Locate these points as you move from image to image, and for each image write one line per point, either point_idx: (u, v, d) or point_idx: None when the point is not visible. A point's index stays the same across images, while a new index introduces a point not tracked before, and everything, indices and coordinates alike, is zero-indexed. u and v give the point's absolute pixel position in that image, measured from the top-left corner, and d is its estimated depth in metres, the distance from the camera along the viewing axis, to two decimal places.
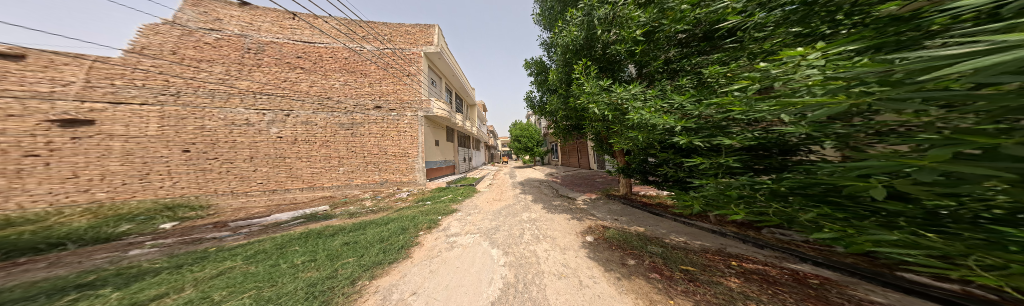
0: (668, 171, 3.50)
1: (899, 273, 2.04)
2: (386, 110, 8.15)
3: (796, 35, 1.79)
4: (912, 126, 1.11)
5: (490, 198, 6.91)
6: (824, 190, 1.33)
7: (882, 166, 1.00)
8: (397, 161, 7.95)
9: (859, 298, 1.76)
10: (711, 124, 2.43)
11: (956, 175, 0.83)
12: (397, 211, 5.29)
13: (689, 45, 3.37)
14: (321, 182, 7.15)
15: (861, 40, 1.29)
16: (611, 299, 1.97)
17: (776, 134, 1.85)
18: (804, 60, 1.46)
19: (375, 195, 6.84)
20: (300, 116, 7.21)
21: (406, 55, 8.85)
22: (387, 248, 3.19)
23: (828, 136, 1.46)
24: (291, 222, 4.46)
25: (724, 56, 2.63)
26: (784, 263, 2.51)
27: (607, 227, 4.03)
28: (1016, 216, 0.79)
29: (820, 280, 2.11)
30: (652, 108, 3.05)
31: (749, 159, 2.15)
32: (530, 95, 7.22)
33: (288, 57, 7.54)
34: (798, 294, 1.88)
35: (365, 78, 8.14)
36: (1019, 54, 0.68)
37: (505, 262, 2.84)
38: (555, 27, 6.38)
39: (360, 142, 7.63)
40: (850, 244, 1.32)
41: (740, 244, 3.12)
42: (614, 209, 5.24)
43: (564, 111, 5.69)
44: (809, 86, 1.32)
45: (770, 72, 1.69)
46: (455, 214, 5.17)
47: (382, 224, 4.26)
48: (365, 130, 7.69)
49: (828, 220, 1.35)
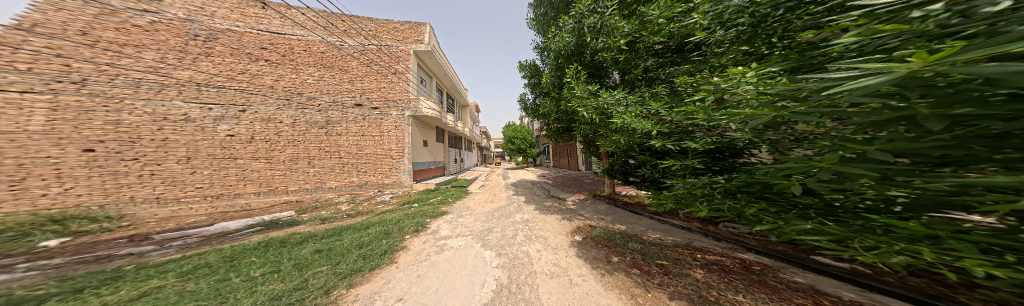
0: (646, 172, 3.77)
1: (812, 256, 2.46)
2: (368, 108, 7.66)
3: (744, 52, 2.11)
4: (816, 135, 1.38)
5: (482, 200, 6.81)
6: (762, 188, 1.64)
7: (797, 167, 1.20)
8: (379, 162, 7.50)
9: (788, 281, 2.07)
10: (680, 129, 2.65)
11: (842, 175, 1.06)
12: (379, 215, 4.97)
13: (664, 56, 3.67)
14: (280, 185, 6.46)
15: (786, 62, 1.57)
16: (599, 296, 2.05)
17: (728, 140, 2.17)
18: (745, 76, 1.74)
19: (352, 199, 6.35)
20: (263, 113, 6.51)
21: (392, 52, 8.43)
22: (368, 254, 2.99)
23: (764, 141, 1.74)
24: (244, 231, 3.97)
25: (692, 68, 2.95)
26: (735, 253, 2.84)
27: (594, 227, 4.22)
28: (878, 205, 1.04)
29: (760, 267, 2.43)
30: (633, 113, 3.20)
31: (709, 161, 2.47)
32: (523, 97, 7.26)
33: (254, 47, 6.79)
34: (746, 280, 2.15)
35: (345, 74, 7.61)
36: (875, 80, 0.88)
37: (498, 263, 2.82)
38: (548, 34, 6.55)
39: (338, 143, 7.12)
40: (780, 233, 1.57)
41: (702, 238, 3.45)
42: (600, 209, 5.49)
43: (556, 114, 5.82)
44: (748, 99, 1.54)
45: (720, 85, 1.96)
46: (445, 216, 5.03)
47: (361, 229, 3.96)
48: (342, 129, 7.14)
49: (766, 213, 1.58)
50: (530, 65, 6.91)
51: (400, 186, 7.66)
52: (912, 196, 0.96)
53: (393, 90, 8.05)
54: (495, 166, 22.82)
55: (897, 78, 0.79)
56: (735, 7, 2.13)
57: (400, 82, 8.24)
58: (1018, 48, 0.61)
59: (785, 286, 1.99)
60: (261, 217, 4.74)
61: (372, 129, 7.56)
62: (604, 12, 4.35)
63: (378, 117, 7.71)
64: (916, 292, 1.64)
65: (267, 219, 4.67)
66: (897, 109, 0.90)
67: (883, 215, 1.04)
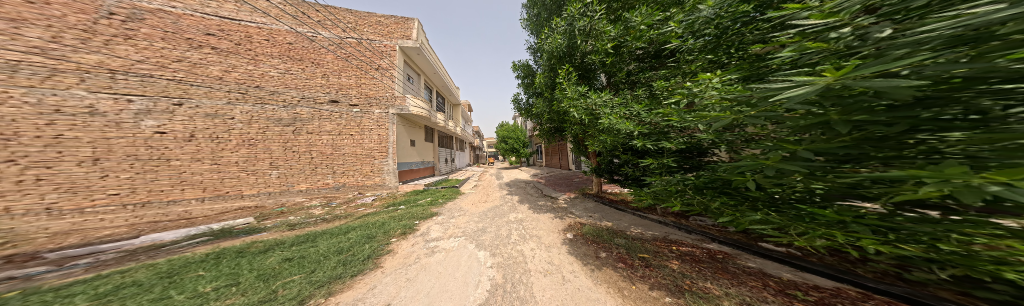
0: (629, 171, 4.00)
1: (759, 243, 2.82)
2: (345, 105, 7.10)
3: (709, 61, 2.37)
4: (761, 136, 1.60)
5: (475, 200, 6.71)
6: (721, 184, 1.88)
7: (750, 165, 1.37)
8: (358, 164, 6.96)
9: (744, 266, 2.32)
10: (658, 130, 2.83)
11: (783, 170, 1.26)
12: (360, 218, 4.60)
13: (644, 61, 3.89)
14: (226, 189, 5.57)
15: (741, 71, 1.78)
16: (591, 291, 2.09)
17: (695, 140, 2.41)
18: (711, 82, 1.92)
19: (326, 202, 5.79)
20: (210, 107, 5.58)
21: (375, 47, 7.94)
22: (349, 259, 2.74)
23: (724, 141, 1.95)
24: (186, 242, 3.46)
25: (667, 73, 3.17)
26: (702, 244, 3.09)
27: (583, 224, 4.33)
28: (806, 197, 1.30)
29: (722, 255, 2.67)
30: (618, 114, 3.32)
31: (681, 160, 2.73)
32: (516, 97, 7.15)
33: (201, 33, 5.74)
34: (712, 268, 2.35)
35: (319, 68, 6.98)
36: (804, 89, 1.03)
37: (492, 263, 2.78)
38: (540, 34, 6.53)
39: (313, 141, 6.54)
40: (738, 223, 1.80)
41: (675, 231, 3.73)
42: (589, 207, 5.66)
43: (548, 115, 5.78)
44: (712, 104, 1.69)
45: (691, 90, 2.15)
46: (435, 218, 4.86)
47: (339, 234, 3.62)
48: (314, 127, 6.55)
49: (727, 206, 1.82)
50: (523, 65, 6.81)
51: (383, 187, 7.20)
52: (827, 188, 1.18)
53: (376, 87, 7.58)
54: (486, 165, 22.52)
55: (819, 89, 0.94)
56: (703, 18, 2.36)
57: (384, 78, 7.79)
58: (892, 68, 0.78)
59: (743, 272, 2.20)
60: (210, 226, 4.21)
61: (351, 127, 7.00)
62: (593, 16, 4.43)
63: (357, 115, 7.16)
64: (831, 268, 1.98)
65: (222, 226, 4.18)
66: (817, 115, 1.08)
67: (810, 205, 1.30)
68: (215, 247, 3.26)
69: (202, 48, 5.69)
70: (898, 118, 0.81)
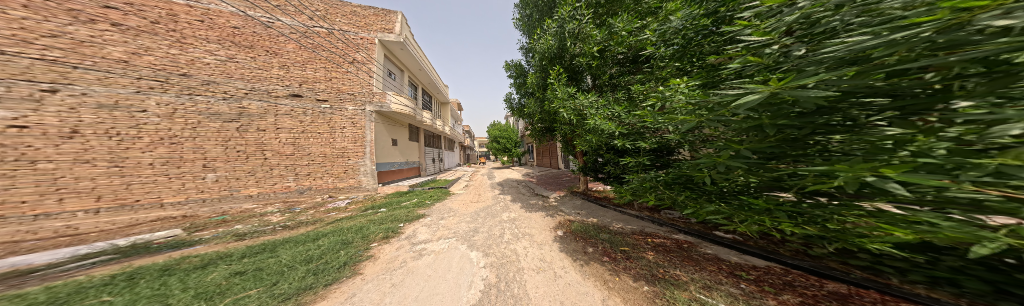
0: (611, 169, 4.25)
1: (714, 231, 3.22)
2: (313, 101, 6.42)
3: (677, 68, 2.63)
4: (716, 137, 1.84)
5: (466, 200, 6.62)
6: (685, 180, 2.13)
7: (707, 163, 1.58)
8: (325, 165, 6.32)
9: (705, 253, 2.61)
10: (635, 131, 3.05)
11: (729, 168, 1.49)
12: (332, 223, 4.17)
13: (624, 65, 4.13)
14: (134, 197, 4.31)
15: (701, 79, 2.00)
16: (579, 285, 2.18)
17: (666, 141, 2.67)
18: (678, 88, 2.12)
19: (288, 208, 5.08)
20: (108, 97, 4.17)
21: (349, 39, 7.32)
22: (321, 267, 2.46)
23: (690, 142, 2.18)
24: (70, 265, 2.50)
25: (643, 78, 3.42)
26: (671, 235, 3.41)
27: (572, 221, 4.48)
28: (748, 191, 1.58)
29: (687, 244, 2.98)
30: (602, 115, 3.47)
31: (654, 158, 3.03)
32: (508, 97, 6.96)
33: (94, 4, 4.16)
34: (679, 256, 2.62)
35: (276, 58, 6.12)
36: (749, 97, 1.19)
37: (485, 263, 2.77)
38: (532, 36, 6.39)
39: (274, 141, 5.77)
40: (698, 214, 2.06)
41: (649, 224, 4.06)
42: (577, 204, 5.87)
43: (540, 114, 5.67)
44: (678, 107, 1.87)
45: (663, 94, 2.34)
46: (422, 220, 4.70)
47: (308, 241, 3.22)
48: (267, 124, 5.74)
49: (688, 199, 2.07)
50: (515, 65, 6.57)
51: (361, 190, 6.64)
52: (761, 183, 1.44)
53: (351, 82, 7.01)
54: (476, 166, 22.02)
55: (758, 98, 1.11)
56: (672, 29, 2.57)
57: (361, 72, 7.22)
58: (808, 82, 0.96)
59: (704, 258, 2.48)
60: (112, 242, 3.18)
61: (320, 126, 6.36)
62: (582, 20, 4.44)
63: (323, 112, 6.49)
64: (766, 250, 2.38)
65: (134, 241, 3.24)
66: (754, 120, 1.29)
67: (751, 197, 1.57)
68: (126, 267, 2.43)
69: (97, 24, 4.14)
70: (806, 124, 1.06)
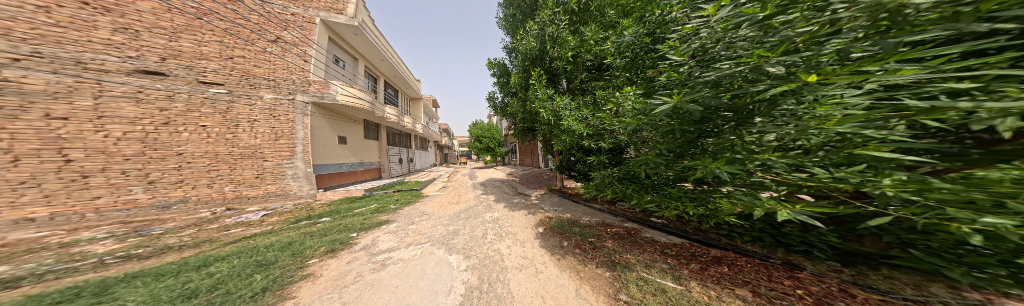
0: (582, 167, 4.65)
1: (652, 218, 3.91)
2: (201, 84, 4.73)
3: (630, 78, 3.05)
4: (647, 138, 2.28)
5: (444, 202, 6.34)
6: (625, 176, 2.52)
7: (640, 159, 1.92)
8: (218, 169, 4.74)
9: (647, 238, 3.07)
10: (596, 132, 3.40)
11: (653, 163, 1.89)
12: (247, 242, 3.25)
13: (594, 71, 4.40)
14: None
15: (642, 88, 2.37)
16: (558, 278, 2.29)
17: (621, 143, 3.11)
18: (626, 95, 2.46)
19: (137, 229, 3.43)
20: None
21: (272, 13, 5.91)
22: (221, 298, 1.84)
23: (634, 142, 2.57)
24: None
25: (605, 85, 3.78)
26: (622, 223, 3.92)
27: (551, 218, 4.71)
28: (671, 183, 2.05)
29: (633, 230, 3.48)
30: (574, 117, 3.71)
31: (612, 157, 3.52)
32: (490, 96, 6.65)
33: None
34: (629, 242, 3.03)
35: (105, 15, 3.82)
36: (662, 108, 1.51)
37: (467, 266, 2.65)
38: (515, 36, 6.27)
39: (95, 134, 3.62)
40: (639, 203, 2.46)
41: (607, 215, 4.60)
42: (555, 201, 6.12)
43: (521, 114, 5.64)
44: (625, 112, 2.17)
45: (616, 100, 2.66)
46: (387, 226, 4.25)
47: (199, 268, 2.41)
48: (76, 108, 3.49)
49: (631, 191, 2.45)
50: (498, 63, 6.33)
51: (288, 198, 5.41)
52: (673, 175, 1.93)
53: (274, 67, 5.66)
54: (456, 166, 20.64)
55: (667, 108, 1.42)
56: (625, 42, 2.91)
57: (290, 55, 5.96)
58: (693, 99, 1.30)
59: (647, 241, 2.94)
60: None
61: (208, 117, 4.71)
62: (560, 24, 4.53)
63: (212, 98, 4.81)
64: (685, 231, 3.04)
65: None
66: (667, 125, 1.65)
67: (670, 187, 2.07)
68: None
69: None
70: (691, 129, 1.48)
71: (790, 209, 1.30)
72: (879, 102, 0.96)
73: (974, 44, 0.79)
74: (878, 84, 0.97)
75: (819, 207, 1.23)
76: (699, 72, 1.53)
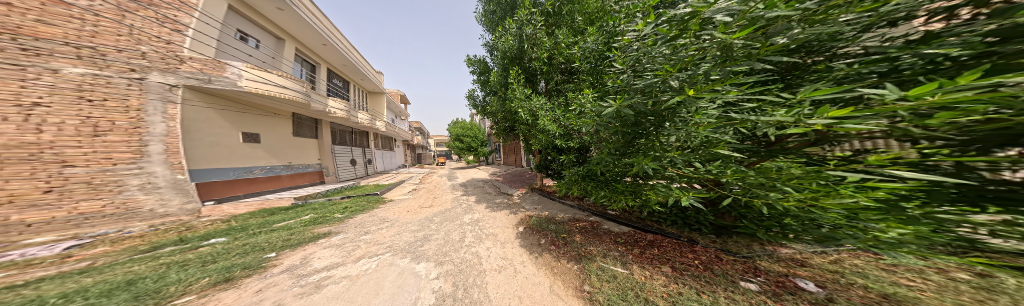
0: (557, 165, 5.19)
1: (607, 210, 4.81)
2: None
3: (593, 84, 3.85)
4: (602, 140, 3.00)
5: (414, 206, 5.71)
6: (588, 177, 3.52)
7: (600, 157, 2.58)
8: None
9: (602, 228, 3.80)
10: (565, 133, 3.98)
11: (608, 158, 2.54)
12: (62, 284, 1.99)
13: (568, 75, 4.82)
14: None
15: (604, 95, 3.04)
16: (535, 277, 2.46)
17: (586, 149, 4.04)
18: (589, 103, 3.17)
19: None
20: None
21: None
22: None
23: (594, 143, 3.22)
24: None
25: (575, 87, 4.33)
26: (585, 216, 4.62)
27: (531, 216, 4.94)
28: (619, 180, 2.92)
29: (590, 223, 4.20)
30: (549, 117, 4.15)
31: (578, 157, 4.25)
32: (471, 94, 6.64)
33: None
34: (586, 233, 3.68)
35: None
36: (609, 110, 2.12)
37: (438, 274, 2.59)
38: (495, 32, 6.51)
39: None
40: (598, 196, 3.32)
41: (573, 210, 5.29)
42: (535, 200, 6.42)
43: (502, 113, 5.86)
44: (588, 118, 2.85)
45: (582, 105, 3.37)
46: (326, 240, 3.66)
47: None
48: None
49: (595, 187, 3.34)
50: (479, 61, 6.45)
51: (136, 217, 3.61)
52: (622, 170, 2.64)
53: (98, 30, 3.29)
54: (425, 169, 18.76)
55: (612, 110, 2.02)
56: (590, 49, 3.65)
57: (133, 17, 3.71)
58: (627, 106, 1.91)
59: (601, 230, 3.73)
60: None
61: None
62: (536, 25, 4.85)
63: None
64: (625, 221, 3.92)
65: None
66: (616, 127, 2.29)
67: (619, 180, 2.92)
68: None
69: None
70: (631, 127, 2.14)
71: (689, 197, 2.01)
72: (724, 115, 1.67)
73: (760, 78, 1.50)
74: (723, 101, 1.67)
75: (699, 194, 1.99)
76: (634, 84, 2.15)
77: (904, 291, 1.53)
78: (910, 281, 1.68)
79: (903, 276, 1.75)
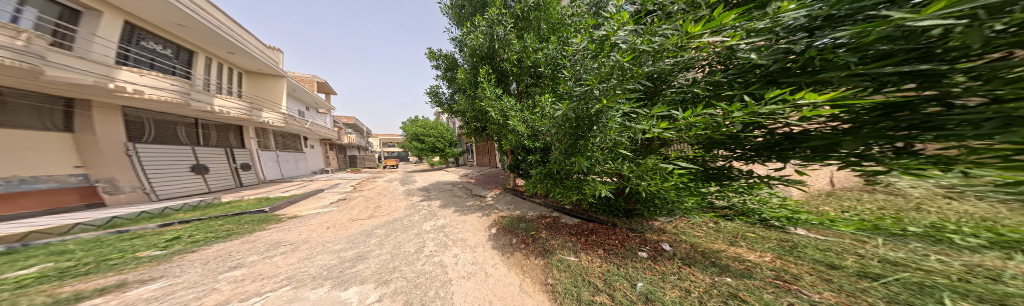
0: (527, 163, 5.53)
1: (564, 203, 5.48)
2: None
3: (552, 89, 4.67)
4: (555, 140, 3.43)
5: (343, 220, 4.11)
6: (547, 175, 3.98)
7: (555, 157, 2.98)
8: None
9: (558, 223, 4.26)
10: (529, 134, 4.27)
11: (560, 156, 2.93)
12: None
13: (535, 78, 5.54)
14: None
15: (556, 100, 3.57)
16: (505, 280, 2.33)
17: (540, 150, 4.68)
18: (547, 105, 3.69)
19: None
20: None
21: None
22: None
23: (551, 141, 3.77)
24: None
25: (542, 88, 5.04)
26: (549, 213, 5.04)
27: (504, 217, 4.79)
28: (568, 176, 3.44)
29: (550, 218, 4.60)
30: (519, 118, 4.38)
31: (543, 154, 4.83)
32: (434, 89, 6.14)
33: None
34: (546, 227, 3.98)
35: None
36: (558, 113, 2.46)
37: (379, 295, 1.95)
38: (463, 27, 6.66)
39: None
40: (556, 192, 3.81)
41: (540, 206, 5.59)
42: (508, 200, 6.36)
43: (471, 112, 5.78)
44: (545, 121, 3.28)
45: (541, 110, 3.84)
46: (128, 289, 1.89)
47: None
48: None
49: (551, 181, 3.87)
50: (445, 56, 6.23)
51: None
52: (568, 168, 3.08)
53: None
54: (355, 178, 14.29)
55: (559, 113, 2.38)
56: (550, 55, 4.52)
57: None
58: (569, 111, 2.31)
59: (552, 225, 4.12)
60: None
61: None
62: (505, 27, 5.36)
63: None
64: (573, 213, 4.55)
65: None
66: (563, 128, 2.67)
67: (569, 177, 3.43)
68: None
69: None
70: (574, 129, 2.58)
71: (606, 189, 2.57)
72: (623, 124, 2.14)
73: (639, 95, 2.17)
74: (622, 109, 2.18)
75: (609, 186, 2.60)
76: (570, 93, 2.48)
77: (695, 239, 2.76)
78: (697, 230, 3.05)
79: (695, 228, 3.14)
